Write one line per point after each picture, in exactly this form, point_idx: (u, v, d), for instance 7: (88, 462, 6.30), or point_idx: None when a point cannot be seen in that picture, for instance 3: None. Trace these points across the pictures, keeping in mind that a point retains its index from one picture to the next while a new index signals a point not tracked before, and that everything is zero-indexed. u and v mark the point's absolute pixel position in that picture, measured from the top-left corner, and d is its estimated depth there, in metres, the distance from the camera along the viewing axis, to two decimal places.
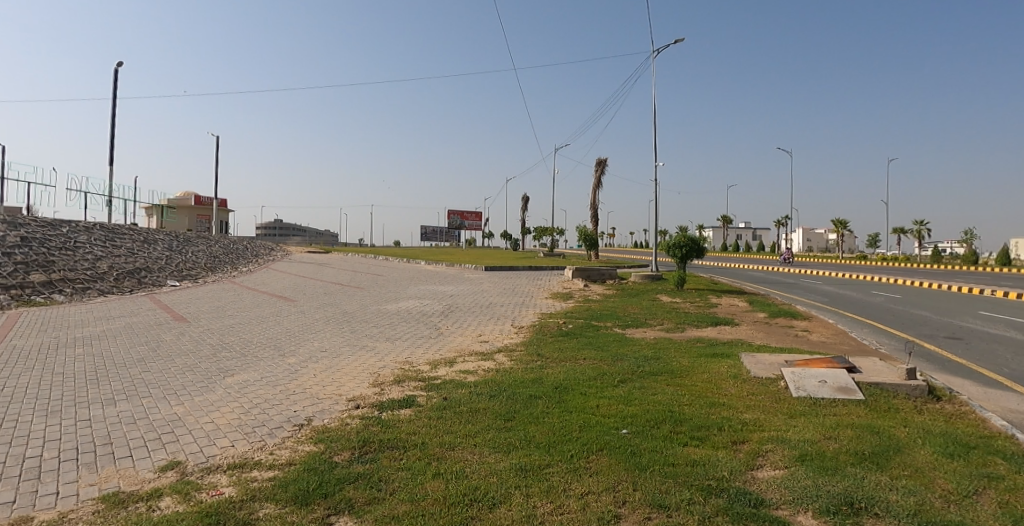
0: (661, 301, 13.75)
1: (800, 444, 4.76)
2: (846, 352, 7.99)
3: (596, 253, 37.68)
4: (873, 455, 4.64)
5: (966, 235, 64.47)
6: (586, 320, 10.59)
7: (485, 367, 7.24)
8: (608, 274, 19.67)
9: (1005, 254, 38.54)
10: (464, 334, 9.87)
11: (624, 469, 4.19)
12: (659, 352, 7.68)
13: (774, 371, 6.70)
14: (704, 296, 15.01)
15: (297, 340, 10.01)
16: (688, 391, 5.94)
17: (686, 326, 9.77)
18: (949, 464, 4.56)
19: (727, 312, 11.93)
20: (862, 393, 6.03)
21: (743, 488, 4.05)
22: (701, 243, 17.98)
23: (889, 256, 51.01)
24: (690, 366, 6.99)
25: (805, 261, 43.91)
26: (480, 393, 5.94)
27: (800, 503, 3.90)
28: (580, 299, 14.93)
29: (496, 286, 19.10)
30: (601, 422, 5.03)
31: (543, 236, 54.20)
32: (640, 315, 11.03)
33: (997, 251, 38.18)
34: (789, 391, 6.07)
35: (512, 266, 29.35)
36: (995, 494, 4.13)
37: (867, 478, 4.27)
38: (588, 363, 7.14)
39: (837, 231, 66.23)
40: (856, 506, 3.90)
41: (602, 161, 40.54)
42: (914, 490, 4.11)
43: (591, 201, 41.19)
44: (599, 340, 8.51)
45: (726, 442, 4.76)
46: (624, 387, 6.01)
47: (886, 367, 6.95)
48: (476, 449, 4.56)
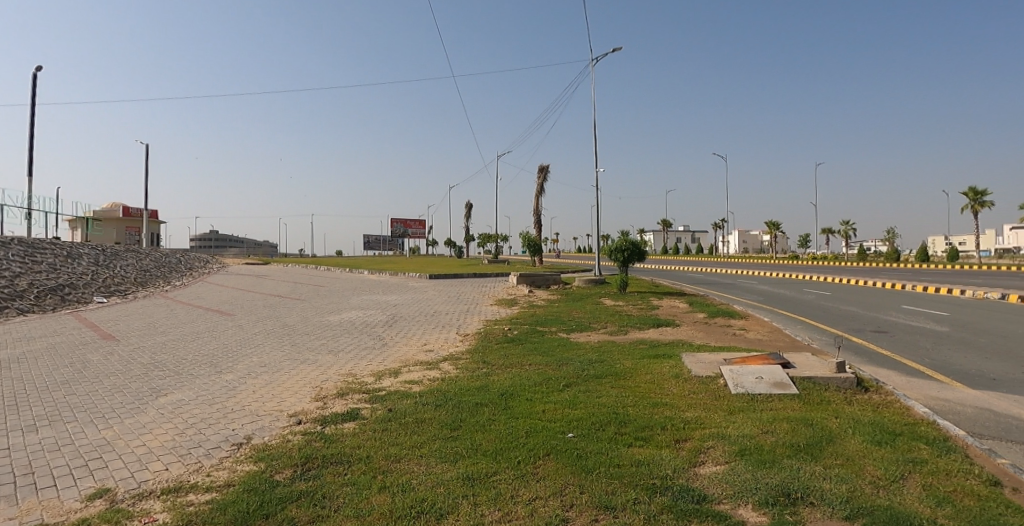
0: (604, 305, 13.97)
1: (741, 439, 4.93)
2: (782, 346, 8.30)
3: (541, 260, 37.94)
4: (808, 447, 4.86)
5: (887, 234, 68.54)
6: (531, 326, 10.63)
7: (431, 376, 7.15)
8: (552, 279, 19.92)
9: (924, 252, 40.80)
10: (409, 343, 9.73)
11: (570, 473, 4.21)
12: (603, 355, 7.78)
13: (713, 369, 6.90)
14: (646, 299, 15.36)
15: (233, 356, 9.62)
16: (632, 393, 6.03)
17: (628, 329, 9.97)
18: (878, 452, 4.87)
19: (667, 314, 12.23)
20: (796, 388, 6.27)
21: (685, 485, 4.14)
22: (642, 246, 18.35)
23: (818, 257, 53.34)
24: (633, 368, 7.12)
25: (742, 263, 45.50)
26: (425, 403, 5.87)
27: (742, 497, 4.03)
28: (525, 305, 15.00)
29: (441, 294, 18.96)
30: (547, 427, 5.04)
31: (488, 243, 54.28)
32: (584, 320, 11.17)
33: (918, 249, 40.35)
34: (728, 388, 6.25)
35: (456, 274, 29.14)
36: (919, 478, 4.45)
37: (803, 469, 4.46)
38: (534, 368, 7.16)
39: (771, 233, 68.78)
40: (793, 497, 4.06)
41: (544, 168, 41.09)
42: (847, 478, 4.35)
43: (534, 208, 41.48)
44: (545, 345, 8.55)
45: (669, 440, 4.86)
46: (569, 391, 6.05)
47: (817, 360, 7.28)
48: (422, 460, 4.49)
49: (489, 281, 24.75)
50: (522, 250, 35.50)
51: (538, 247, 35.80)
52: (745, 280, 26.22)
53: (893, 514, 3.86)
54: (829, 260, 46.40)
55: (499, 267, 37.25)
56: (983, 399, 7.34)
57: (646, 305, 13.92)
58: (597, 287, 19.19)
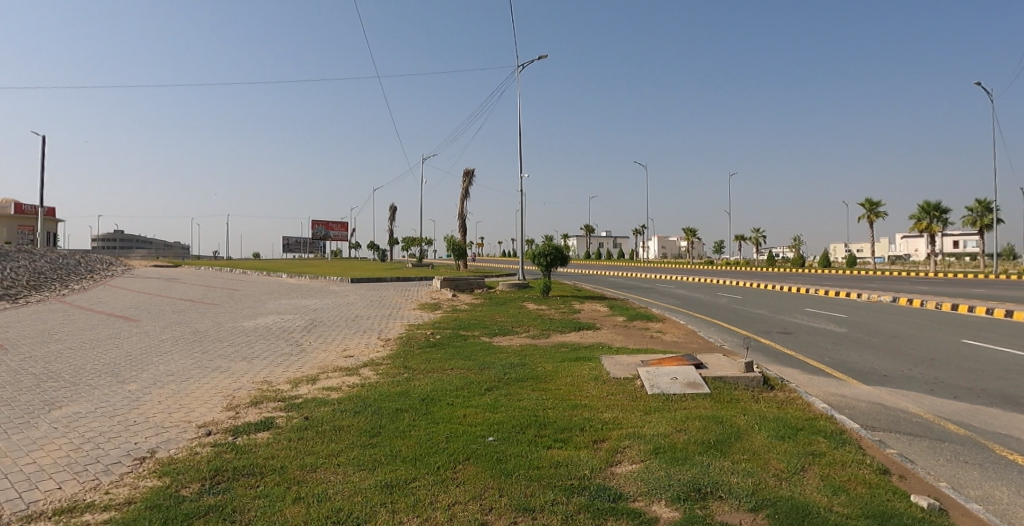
0: (527, 309, 14.13)
1: (655, 438, 5.10)
2: (695, 348, 8.67)
3: (465, 264, 37.98)
4: (718, 444, 5.10)
5: (793, 242, 73.11)
6: (454, 330, 10.58)
7: (350, 383, 7.00)
8: (476, 283, 19.96)
9: (824, 258, 43.83)
10: (328, 349, 9.48)
11: (490, 476, 4.23)
12: (524, 358, 7.86)
13: (630, 371, 7.12)
14: (568, 303, 15.67)
15: (136, 365, 9.03)
16: (552, 395, 6.13)
17: (550, 332, 10.12)
18: (781, 446, 5.18)
19: (588, 317, 12.51)
20: (708, 387, 6.56)
21: (601, 484, 4.25)
22: (565, 251, 18.69)
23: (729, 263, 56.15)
24: (553, 370, 7.23)
25: (660, 268, 47.29)
26: (344, 410, 5.73)
27: (655, 494, 4.17)
28: (449, 309, 14.95)
29: (363, 299, 18.58)
30: (467, 431, 5.04)
31: (412, 247, 53.75)
32: (506, 323, 11.25)
33: (819, 255, 43.33)
34: (645, 389, 6.46)
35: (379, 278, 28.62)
36: (817, 470, 4.77)
37: (712, 465, 4.68)
38: (455, 373, 7.13)
39: (688, 240, 71.80)
40: (703, 492, 4.25)
41: (469, 172, 41.24)
42: (752, 472, 4.60)
43: (459, 212, 41.49)
44: (467, 349, 8.54)
45: (587, 441, 4.97)
46: (490, 395, 6.08)
47: (728, 361, 7.66)
48: (339, 469, 4.38)
49: (413, 285, 24.47)
50: (447, 253, 35.39)
51: (462, 251, 35.79)
52: (663, 285, 27.25)
53: (794, 505, 4.11)
54: (740, 265, 48.91)
55: (423, 271, 36.90)
56: (875, 395, 7.97)
57: (567, 308, 14.20)
58: (521, 291, 19.38)
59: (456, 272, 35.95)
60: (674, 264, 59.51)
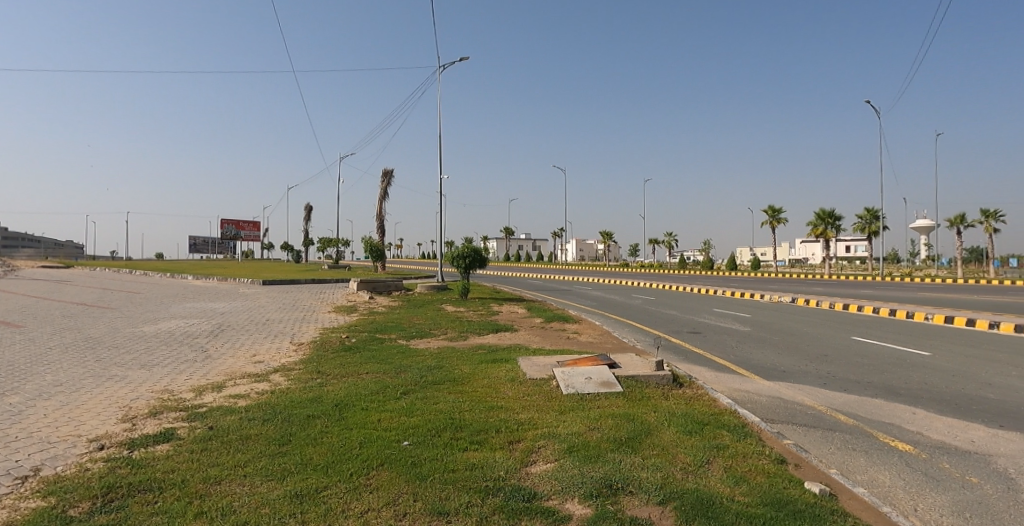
0: (446, 311, 14.09)
1: (569, 437, 5.23)
2: (609, 348, 8.95)
3: (384, 265, 37.37)
4: (629, 440, 5.29)
5: (702, 246, 76.84)
6: (370, 333, 10.38)
7: (259, 389, 6.73)
8: (394, 285, 19.70)
9: (730, 260, 46.37)
10: (236, 355, 9.06)
11: (404, 481, 4.20)
12: (442, 361, 7.84)
13: (546, 371, 7.26)
14: (487, 305, 15.77)
15: (16, 375, 8.27)
16: (469, 397, 6.15)
17: (468, 334, 10.15)
18: (688, 440, 5.45)
19: (506, 319, 12.64)
20: (620, 386, 6.79)
21: (516, 485, 4.31)
22: (484, 253, 18.79)
23: (642, 265, 58.18)
24: (471, 373, 7.25)
25: (577, 270, 48.39)
26: (251, 418, 5.51)
27: (568, 492, 4.28)
28: (366, 311, 14.66)
29: (275, 302, 17.89)
30: (382, 436, 4.97)
31: (328, 248, 52.25)
32: (424, 326, 11.17)
33: (725, 259, 45.80)
34: (560, 389, 6.61)
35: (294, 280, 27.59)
36: (720, 462, 5.05)
37: (623, 461, 4.85)
38: (371, 377, 7.01)
39: (605, 242, 73.84)
40: (614, 488, 4.39)
41: (388, 173, 40.63)
42: (661, 466, 4.80)
43: (378, 213, 40.79)
44: (383, 353, 8.41)
45: (503, 442, 5.02)
46: (406, 399, 6.02)
47: (640, 360, 7.95)
48: (246, 481, 4.21)
49: (330, 288, 23.80)
50: (365, 255, 34.68)
51: (381, 253, 35.19)
52: (581, 286, 27.89)
53: (699, 496, 4.33)
54: (654, 268, 50.73)
55: (340, 273, 35.99)
56: (774, 389, 8.51)
57: (486, 310, 14.27)
58: (440, 293, 19.27)
59: (374, 273, 35.26)
60: (591, 267, 61.09)
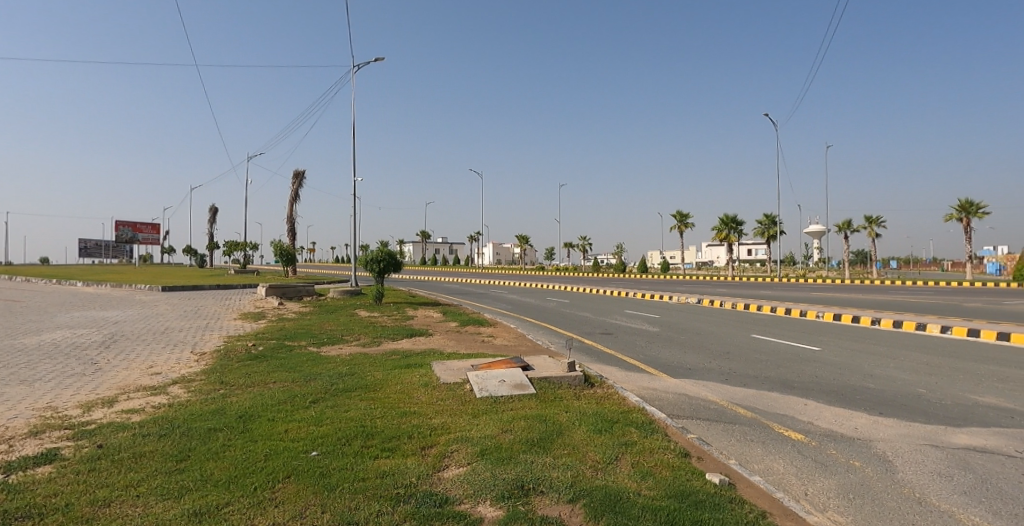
0: (360, 316, 13.83)
1: (481, 440, 5.29)
2: (523, 350, 9.11)
3: (296, 270, 36.15)
4: (541, 441, 5.43)
5: (615, 250, 79.47)
6: (279, 341, 10.03)
7: (156, 403, 6.36)
8: (306, 291, 19.15)
9: (640, 263, 48.26)
10: (130, 367, 8.52)
11: (312, 493, 4.12)
12: (354, 368, 7.71)
13: (460, 376, 7.30)
14: (402, 309, 15.64)
15: None
16: (381, 404, 6.10)
17: (381, 340, 10.02)
18: (598, 438, 5.65)
19: (421, 323, 12.59)
20: (533, 387, 6.94)
21: (428, 490, 4.32)
22: (399, 258, 18.60)
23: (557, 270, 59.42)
24: (383, 379, 7.17)
25: (494, 274, 48.80)
26: (146, 434, 5.21)
27: (480, 495, 4.34)
28: (275, 318, 14.15)
29: (175, 309, 16.90)
30: (289, 447, 4.85)
31: (235, 252, 49.91)
32: (336, 332, 10.93)
33: (635, 263, 47.61)
34: (474, 392, 6.67)
35: (198, 285, 26.14)
36: (628, 458, 5.27)
37: (535, 461, 4.97)
38: (278, 386, 6.80)
39: (522, 246, 74.76)
40: (525, 488, 4.49)
41: (300, 174, 39.42)
42: (571, 465, 4.96)
43: (289, 215, 39.47)
44: (292, 361, 8.17)
45: (415, 448, 5.02)
46: (315, 407, 5.89)
47: (553, 362, 8.14)
48: (139, 501, 3.99)
49: (237, 294, 22.76)
50: (275, 259, 33.42)
51: (292, 257, 34.03)
52: (497, 290, 28.13)
53: (607, 492, 4.51)
54: (568, 272, 51.87)
55: (249, 278, 34.48)
56: (681, 386, 8.95)
57: (401, 315, 14.14)
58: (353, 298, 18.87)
59: (286, 278, 34.04)
60: (506, 271, 61.72)
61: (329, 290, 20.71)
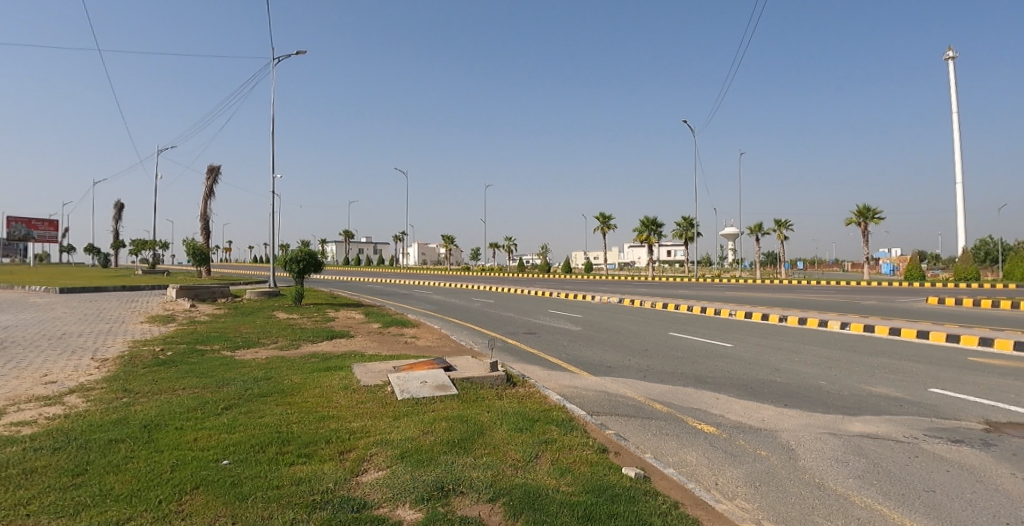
0: (278, 318, 13.43)
1: (401, 443, 5.30)
2: (447, 351, 9.14)
3: (210, 269, 34.52)
4: (462, 441, 5.49)
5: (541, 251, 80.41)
6: (189, 345, 9.59)
7: (50, 414, 5.96)
8: (220, 292, 18.36)
9: (564, 265, 49.17)
10: (20, 376, 7.92)
11: (222, 503, 4.01)
12: (270, 372, 7.50)
13: (381, 378, 7.25)
14: (323, 311, 15.29)
15: None
16: (298, 409, 5.98)
17: (300, 343, 9.78)
18: (519, 437, 5.77)
19: (343, 325, 12.37)
20: (455, 388, 6.99)
21: (345, 495, 4.29)
22: (320, 258, 18.17)
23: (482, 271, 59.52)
24: (301, 383, 7.03)
25: (420, 274, 48.40)
26: (39, 448, 4.89)
27: (400, 498, 4.35)
28: (186, 321, 13.50)
29: (72, 312, 15.77)
30: (198, 456, 4.69)
31: (142, 250, 47.02)
32: (252, 335, 10.57)
33: (561, 264, 48.48)
34: (395, 394, 6.65)
35: (101, 286, 24.49)
36: (548, 455, 5.42)
37: (455, 462, 5.03)
38: (188, 393, 6.53)
39: (448, 247, 74.38)
40: (445, 489, 4.54)
41: (215, 169, 37.65)
42: (491, 464, 5.06)
43: (203, 213, 37.64)
44: (203, 366, 7.85)
45: (333, 453, 4.97)
46: (228, 414, 5.71)
47: (475, 362, 8.22)
48: (29, 521, 3.76)
49: (143, 295, 21.52)
50: (188, 258, 31.78)
51: (206, 256, 32.48)
52: (422, 290, 27.97)
53: (527, 490, 4.63)
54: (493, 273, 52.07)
55: (158, 278, 32.60)
56: (601, 384, 9.24)
57: (322, 316, 13.83)
58: (271, 300, 18.27)
59: (199, 278, 32.44)
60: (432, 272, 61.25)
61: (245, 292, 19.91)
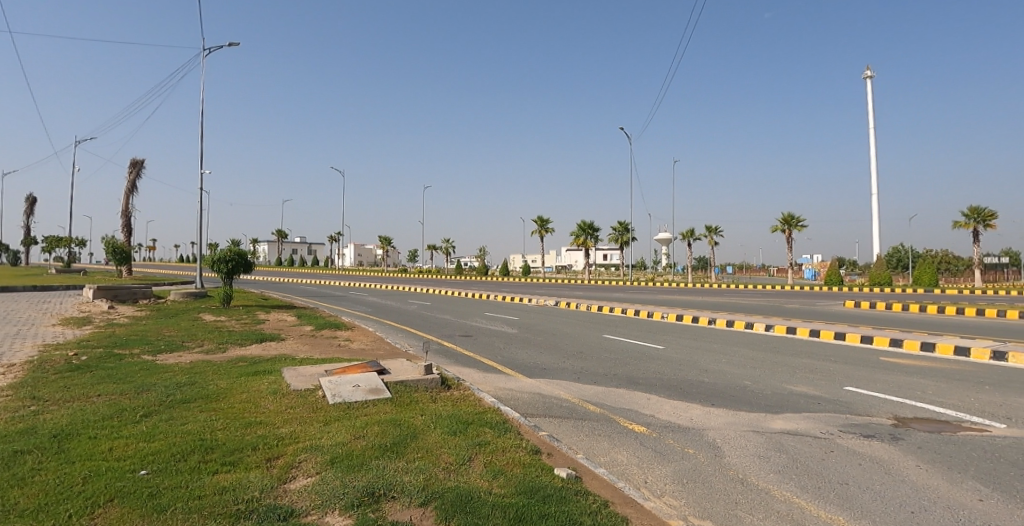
0: (204, 320, 12.94)
1: (332, 448, 5.23)
2: (381, 354, 9.06)
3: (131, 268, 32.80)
4: (394, 445, 5.48)
5: (480, 253, 80.47)
6: (106, 349, 9.12)
7: None
8: (141, 293, 17.51)
9: (503, 267, 49.42)
10: None
11: (138, 516, 3.86)
12: (195, 376, 7.23)
13: (312, 382, 7.13)
14: (253, 312, 14.82)
15: None
16: (224, 415, 5.81)
17: (227, 346, 9.47)
18: (453, 440, 5.81)
19: (274, 327, 12.05)
20: (389, 392, 6.95)
21: (272, 504, 4.21)
22: (251, 257, 17.60)
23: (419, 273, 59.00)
24: (228, 388, 6.82)
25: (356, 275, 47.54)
26: None
27: (329, 505, 4.30)
28: (104, 323, 12.81)
29: None
30: (113, 467, 4.49)
31: (54, 247, 44.16)
32: (175, 338, 10.15)
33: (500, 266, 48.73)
34: (326, 399, 6.55)
35: (8, 286, 22.86)
36: (482, 458, 5.48)
37: (387, 466, 5.02)
38: (104, 400, 6.22)
39: (386, 248, 73.35)
40: (376, 495, 4.52)
41: (138, 163, 35.80)
42: (424, 468, 5.07)
43: (124, 208, 35.72)
44: (122, 371, 7.49)
45: (259, 461, 4.86)
46: (147, 422, 5.48)
47: (410, 365, 8.19)
48: None
49: (56, 296, 20.24)
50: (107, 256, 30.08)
51: (127, 254, 30.84)
52: (358, 291, 27.47)
53: (459, 493, 4.67)
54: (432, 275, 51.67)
55: (73, 277, 30.69)
56: (535, 386, 9.39)
57: (252, 318, 13.41)
58: (198, 301, 17.56)
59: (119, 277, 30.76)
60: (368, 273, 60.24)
61: (166, 294, 19.04)
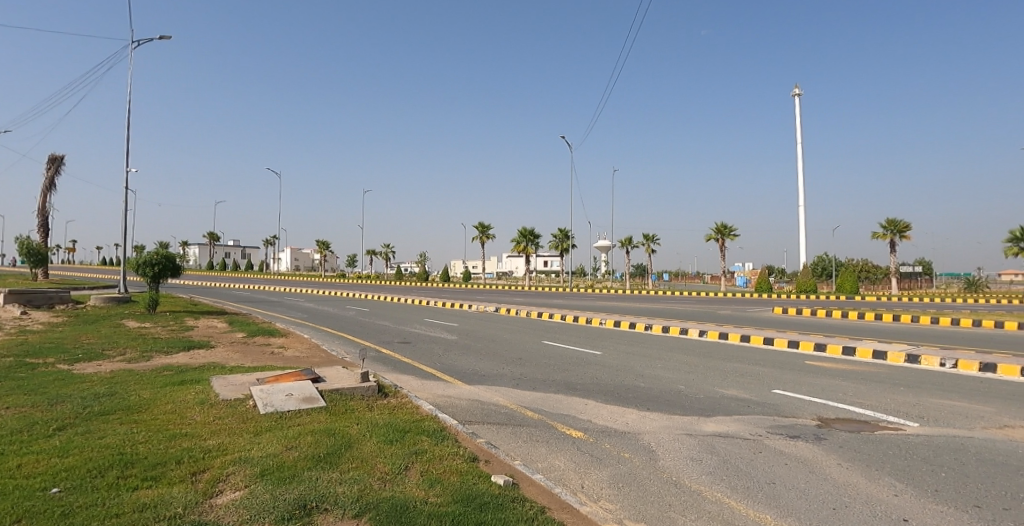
0: (127, 327, 12.32)
1: (262, 460, 5.10)
2: (317, 361, 8.88)
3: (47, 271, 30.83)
4: (327, 456, 5.39)
5: (421, 259, 79.76)
6: (16, 358, 8.56)
7: None
8: (57, 297, 16.49)
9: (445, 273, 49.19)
10: None
11: None
12: (115, 387, 6.89)
13: (243, 391, 6.92)
14: (181, 318, 14.21)
15: None
16: (146, 427, 5.56)
17: (151, 354, 9.05)
18: (388, 449, 5.76)
19: (203, 334, 11.59)
20: (323, 400, 6.82)
21: (196, 520, 4.07)
22: (179, 261, 16.88)
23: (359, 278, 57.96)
24: (151, 398, 6.53)
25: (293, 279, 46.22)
26: None
27: (257, 519, 4.19)
28: (14, 330, 12.01)
29: None
30: (21, 485, 4.24)
31: None
32: (94, 346, 9.63)
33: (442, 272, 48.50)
34: (257, 408, 6.37)
35: None
36: (418, 466, 5.46)
37: (320, 478, 4.93)
38: (13, 413, 5.85)
39: (324, 252, 71.69)
40: (308, 507, 4.43)
41: (57, 159, 33.75)
42: (358, 478, 5.01)
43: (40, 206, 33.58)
44: (33, 381, 7.05)
45: (184, 475, 4.69)
46: (61, 436, 5.19)
47: (346, 373, 8.06)
48: None
49: None
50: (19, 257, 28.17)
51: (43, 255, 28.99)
52: (294, 297, 26.69)
53: (394, 503, 4.64)
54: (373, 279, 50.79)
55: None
56: (474, 392, 9.40)
57: (179, 325, 12.86)
58: (120, 306, 16.68)
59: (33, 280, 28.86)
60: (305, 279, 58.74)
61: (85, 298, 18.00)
